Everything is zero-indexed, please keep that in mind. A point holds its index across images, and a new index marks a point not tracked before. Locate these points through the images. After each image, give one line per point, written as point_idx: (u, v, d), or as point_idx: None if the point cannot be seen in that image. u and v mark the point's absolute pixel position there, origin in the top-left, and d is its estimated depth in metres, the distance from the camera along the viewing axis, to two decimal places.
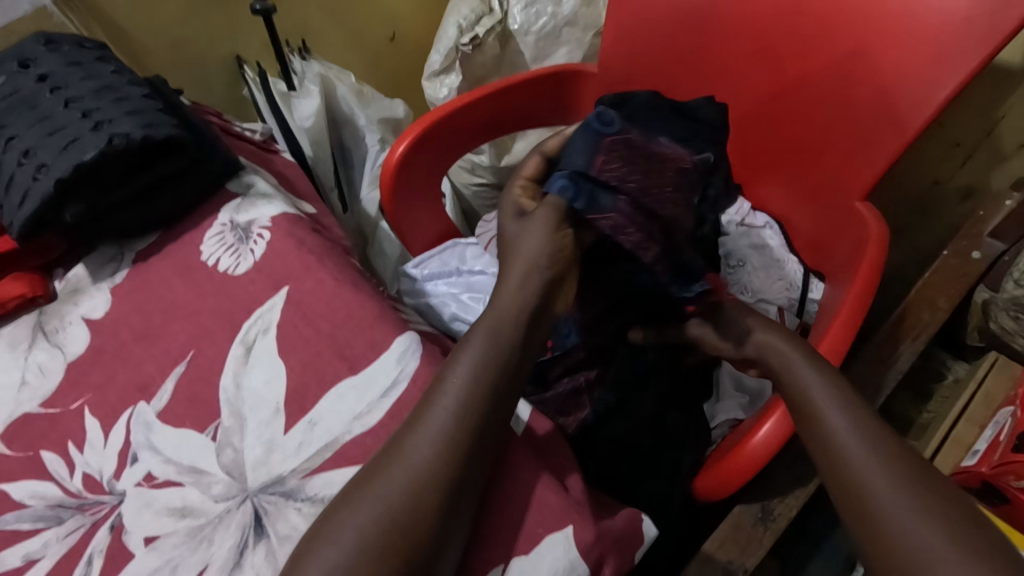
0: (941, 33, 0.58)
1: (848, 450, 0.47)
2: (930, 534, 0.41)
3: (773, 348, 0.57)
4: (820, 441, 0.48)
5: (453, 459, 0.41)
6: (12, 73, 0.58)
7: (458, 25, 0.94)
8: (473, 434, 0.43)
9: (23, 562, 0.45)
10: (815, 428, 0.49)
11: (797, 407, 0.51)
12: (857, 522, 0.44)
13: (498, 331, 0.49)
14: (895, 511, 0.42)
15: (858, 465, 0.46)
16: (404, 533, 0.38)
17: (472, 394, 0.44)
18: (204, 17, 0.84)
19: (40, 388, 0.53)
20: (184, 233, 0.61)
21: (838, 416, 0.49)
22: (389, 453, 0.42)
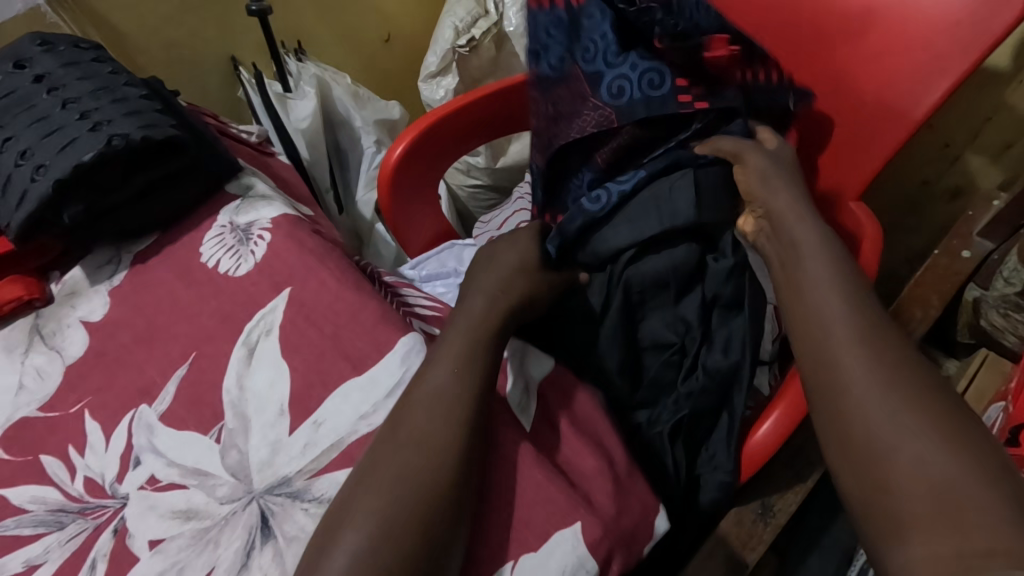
0: (932, 36, 0.59)
1: (839, 340, 0.46)
2: (906, 421, 0.40)
3: (788, 232, 0.55)
4: (810, 334, 0.48)
5: (460, 437, 0.43)
6: (8, 73, 0.57)
7: (455, 27, 0.94)
8: (473, 415, 0.45)
9: (24, 567, 0.44)
10: (811, 324, 0.48)
11: (796, 299, 0.51)
12: (832, 409, 0.44)
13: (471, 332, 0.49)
14: (865, 396, 0.42)
15: (847, 357, 0.45)
16: (417, 508, 0.40)
17: (466, 374, 0.46)
18: (199, 17, 0.84)
19: (39, 392, 0.53)
20: (184, 234, 0.60)
21: (837, 306, 0.48)
22: (384, 450, 0.43)
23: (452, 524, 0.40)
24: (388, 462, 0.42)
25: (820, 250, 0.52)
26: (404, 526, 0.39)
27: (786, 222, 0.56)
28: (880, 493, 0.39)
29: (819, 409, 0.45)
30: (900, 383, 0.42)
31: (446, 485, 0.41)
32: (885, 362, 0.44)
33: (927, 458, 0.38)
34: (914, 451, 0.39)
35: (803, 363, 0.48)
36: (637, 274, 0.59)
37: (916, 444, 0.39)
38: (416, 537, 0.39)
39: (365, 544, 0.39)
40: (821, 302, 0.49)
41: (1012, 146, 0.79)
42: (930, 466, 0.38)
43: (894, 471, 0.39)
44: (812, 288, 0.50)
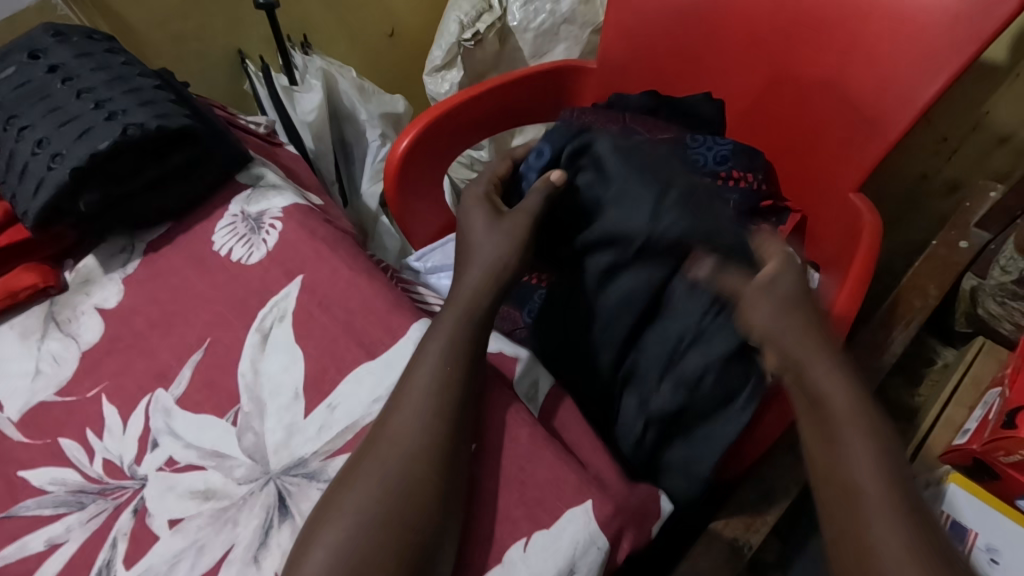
0: (932, 29, 0.60)
1: (877, 521, 0.38)
2: None
3: (811, 372, 0.46)
4: (844, 494, 0.40)
5: (447, 427, 0.43)
6: (22, 64, 0.58)
7: (459, 21, 0.95)
8: (457, 403, 0.44)
9: (46, 547, 0.45)
10: (850, 491, 0.40)
11: (818, 442, 0.43)
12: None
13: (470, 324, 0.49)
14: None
15: (873, 516, 0.39)
16: (397, 507, 0.40)
17: (461, 364, 0.46)
18: (208, 11, 0.85)
19: (55, 377, 0.53)
20: (196, 223, 0.61)
21: (865, 453, 0.41)
22: (348, 478, 0.42)
23: (441, 521, 0.40)
24: (373, 458, 0.42)
25: (841, 384, 0.45)
26: (387, 529, 0.39)
27: (800, 358, 0.47)
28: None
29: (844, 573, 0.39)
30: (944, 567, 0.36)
31: (433, 479, 0.41)
32: (922, 534, 0.38)
33: None
34: None
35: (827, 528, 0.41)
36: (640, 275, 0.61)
37: None
38: (402, 533, 0.39)
39: (346, 540, 0.39)
40: (844, 450, 0.42)
41: (1009, 139, 0.80)
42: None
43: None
44: (852, 465, 0.41)
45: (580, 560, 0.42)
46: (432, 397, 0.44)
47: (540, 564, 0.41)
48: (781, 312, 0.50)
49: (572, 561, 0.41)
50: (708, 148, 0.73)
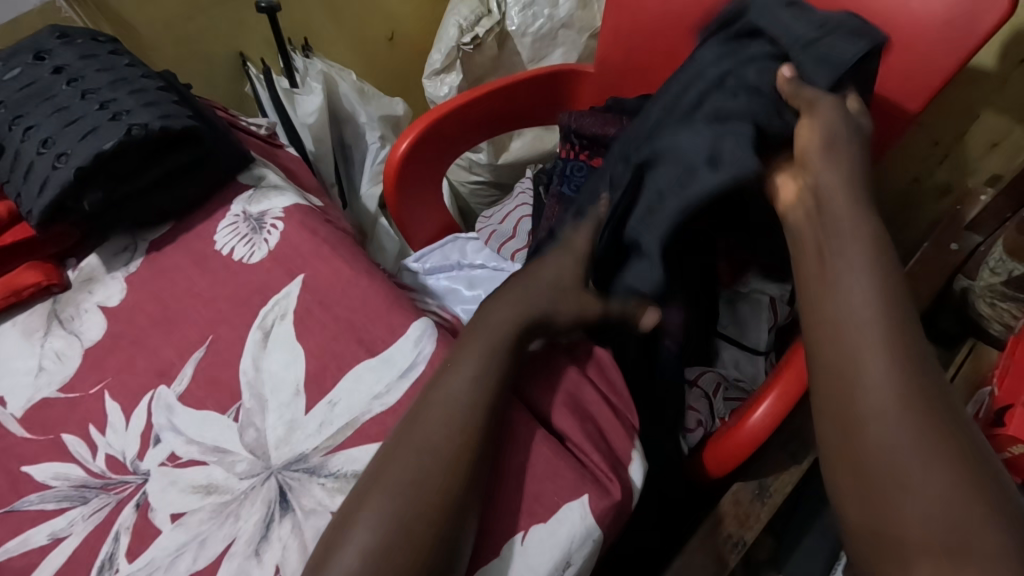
0: (922, 35, 0.61)
1: (862, 332, 0.44)
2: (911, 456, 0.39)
3: (829, 204, 0.50)
4: (840, 312, 0.45)
5: (473, 436, 0.43)
6: (27, 65, 0.59)
7: (459, 25, 0.96)
8: (484, 409, 0.45)
9: (49, 540, 0.46)
10: (841, 302, 0.46)
11: (822, 264, 0.48)
12: (836, 390, 0.44)
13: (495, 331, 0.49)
14: (872, 393, 0.42)
15: (861, 334, 0.44)
16: (423, 511, 0.40)
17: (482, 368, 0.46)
18: (209, 14, 0.85)
19: (58, 373, 0.54)
20: (198, 223, 0.62)
21: (865, 276, 0.46)
22: (372, 479, 0.42)
23: (462, 520, 0.41)
24: (397, 464, 0.42)
25: (860, 221, 0.49)
26: (412, 528, 0.40)
27: (832, 197, 0.51)
28: (864, 478, 0.41)
29: (822, 369, 0.45)
30: (913, 372, 0.42)
31: (456, 480, 0.42)
32: (903, 347, 0.43)
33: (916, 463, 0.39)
34: (903, 446, 0.40)
35: (812, 329, 0.47)
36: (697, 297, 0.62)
37: (907, 442, 0.40)
38: (428, 535, 0.40)
39: (374, 541, 0.39)
40: (848, 268, 0.47)
41: (999, 144, 0.82)
42: (929, 473, 0.39)
43: (894, 465, 0.40)
44: (849, 281, 0.46)
45: (576, 552, 0.42)
46: (464, 406, 0.44)
47: (536, 556, 0.42)
48: (824, 151, 0.53)
49: (568, 553, 0.42)
50: None
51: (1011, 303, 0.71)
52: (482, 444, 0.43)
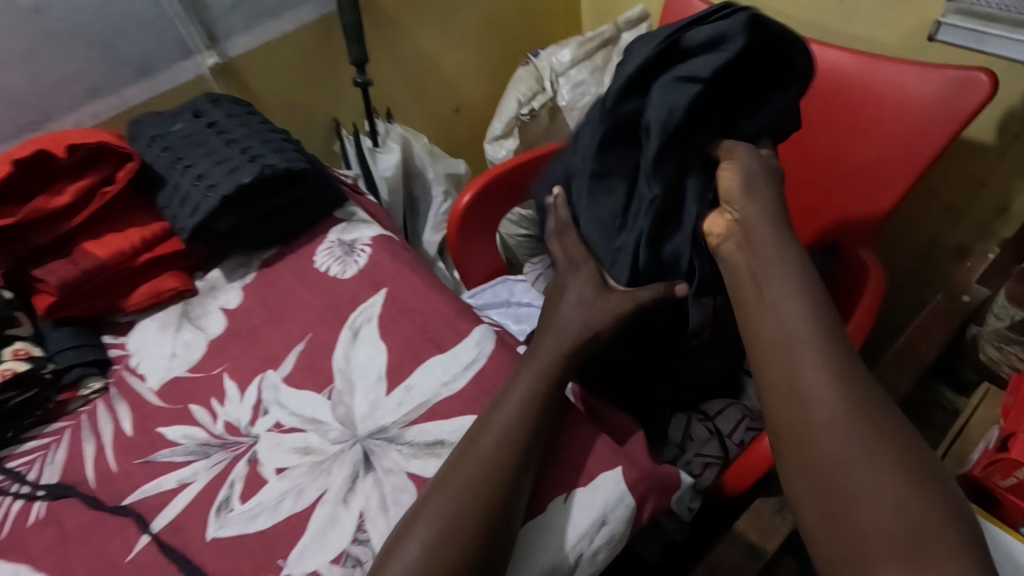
0: (917, 110, 0.72)
1: (805, 369, 0.49)
2: (873, 475, 0.44)
3: (759, 237, 0.55)
4: (778, 346, 0.51)
5: (520, 460, 0.49)
6: (188, 120, 0.76)
7: (518, 99, 1.13)
8: (528, 447, 0.50)
9: (177, 484, 0.56)
10: (783, 338, 0.51)
11: (769, 329, 0.52)
12: (791, 422, 0.48)
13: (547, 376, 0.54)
14: (825, 417, 0.47)
15: (801, 369, 0.49)
16: (491, 485, 0.48)
17: (534, 406, 0.52)
18: (315, 87, 1.04)
19: (188, 358, 0.67)
20: (302, 247, 0.76)
21: (796, 309, 0.51)
22: (432, 494, 0.48)
23: (506, 531, 0.47)
24: (450, 482, 0.48)
25: (789, 264, 0.53)
26: (460, 541, 0.45)
27: (755, 231, 0.55)
28: (845, 533, 0.44)
29: (771, 397, 0.50)
30: (853, 395, 0.47)
31: (503, 498, 0.47)
32: (841, 378, 0.48)
33: (880, 484, 0.44)
34: (864, 465, 0.44)
35: (756, 359, 0.52)
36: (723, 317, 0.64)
37: (868, 460, 0.44)
38: (476, 545, 0.45)
39: (428, 549, 0.45)
40: (779, 297, 0.52)
41: (1006, 211, 0.89)
42: (880, 489, 0.43)
43: (851, 488, 0.44)
44: (781, 315, 0.51)
45: (610, 514, 0.50)
46: (524, 406, 0.52)
47: (575, 514, 0.50)
48: (745, 190, 0.56)
49: (604, 513, 0.50)
50: None
51: (1017, 346, 0.76)
52: (523, 476, 0.49)
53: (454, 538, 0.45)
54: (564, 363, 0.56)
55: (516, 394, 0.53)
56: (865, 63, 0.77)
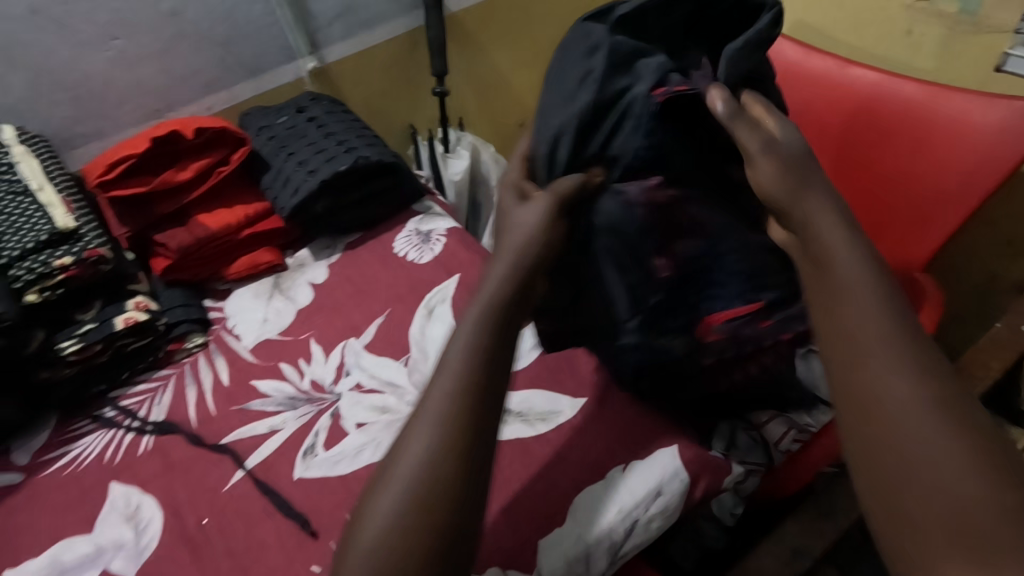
0: (983, 139, 0.74)
1: (860, 317, 0.40)
2: (935, 443, 0.35)
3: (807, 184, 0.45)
4: (835, 295, 0.41)
5: (465, 435, 0.40)
6: (291, 114, 0.84)
7: None
8: (471, 416, 0.41)
9: (268, 430, 0.62)
10: (837, 279, 0.42)
11: (817, 272, 0.43)
12: (844, 374, 0.40)
13: (488, 320, 0.44)
14: (882, 369, 0.38)
15: (855, 315, 0.40)
16: (440, 471, 0.39)
17: (473, 365, 0.42)
18: (397, 95, 1.12)
19: (278, 323, 0.74)
20: (383, 233, 0.83)
21: (853, 253, 0.42)
22: (375, 487, 0.41)
23: (460, 528, 0.38)
24: (391, 466, 0.40)
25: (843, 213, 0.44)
26: (405, 544, 0.37)
27: (815, 228, 0.44)
28: (898, 507, 0.35)
29: (827, 356, 0.41)
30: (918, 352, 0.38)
31: (455, 484, 0.39)
32: (906, 333, 0.39)
33: (946, 455, 0.35)
34: (930, 432, 0.36)
35: (811, 305, 0.43)
36: (697, 215, 0.49)
37: (936, 430, 0.36)
38: (423, 545, 0.38)
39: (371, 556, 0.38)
40: (833, 237, 0.43)
41: None
42: (945, 458, 0.35)
43: (908, 455, 0.36)
44: (834, 253, 0.42)
45: (666, 485, 0.53)
46: (467, 352, 0.43)
47: (632, 482, 0.53)
48: (784, 173, 0.45)
49: (659, 484, 0.53)
50: None
51: None
52: (471, 453, 0.40)
53: (394, 537, 0.38)
54: (511, 303, 0.45)
55: (452, 350, 0.44)
56: (931, 92, 0.79)
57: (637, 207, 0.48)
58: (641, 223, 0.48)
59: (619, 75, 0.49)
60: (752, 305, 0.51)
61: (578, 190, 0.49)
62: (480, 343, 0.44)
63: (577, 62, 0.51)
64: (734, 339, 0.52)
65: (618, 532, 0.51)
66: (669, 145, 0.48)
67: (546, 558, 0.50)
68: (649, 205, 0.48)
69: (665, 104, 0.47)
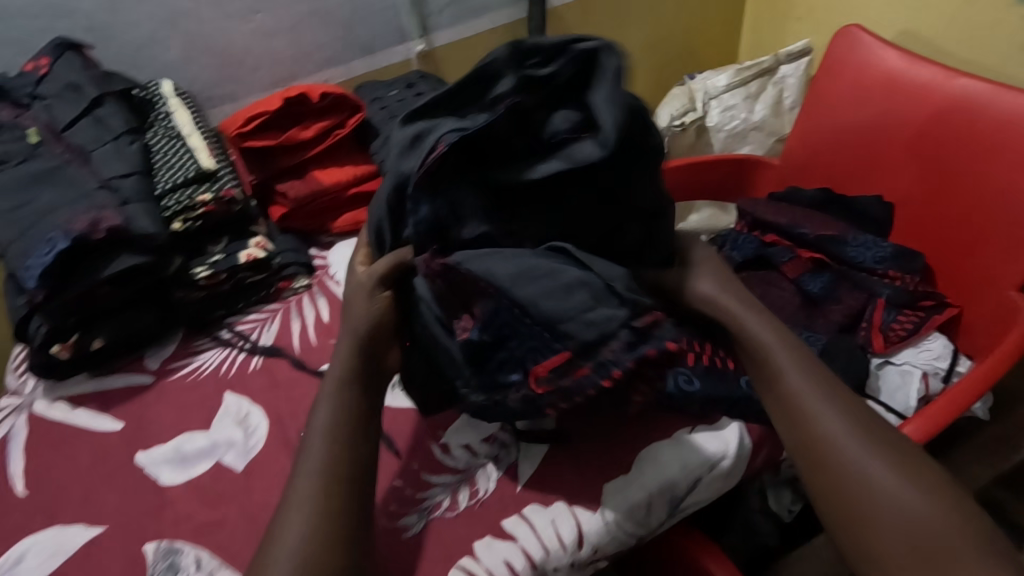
0: None
1: (817, 421, 0.46)
2: (925, 510, 0.41)
3: (739, 316, 0.51)
4: (791, 406, 0.47)
5: (333, 492, 0.45)
6: (402, 89, 0.92)
7: (671, 114, 1.22)
8: (342, 480, 0.46)
9: None
10: (790, 396, 0.47)
11: (773, 391, 0.48)
12: (827, 480, 0.44)
13: (347, 395, 0.49)
14: (860, 463, 0.44)
15: (816, 419, 0.46)
16: (325, 524, 0.44)
17: (336, 435, 0.48)
18: None
19: None
20: None
21: (793, 362, 0.48)
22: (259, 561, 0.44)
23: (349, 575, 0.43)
24: (278, 534, 0.44)
25: (780, 328, 0.50)
26: None
27: (773, 359, 0.48)
28: None
29: (803, 468, 0.46)
30: (875, 437, 0.45)
31: (338, 538, 0.44)
32: (862, 424, 0.45)
33: (933, 519, 0.41)
34: (914, 507, 0.42)
35: (776, 418, 0.48)
36: (486, 275, 0.44)
37: (918, 502, 0.42)
38: None
39: None
40: (778, 355, 0.48)
41: None
42: (934, 521, 0.41)
43: (907, 530, 0.41)
44: (781, 368, 0.48)
45: (731, 449, 0.55)
46: (322, 436, 0.48)
47: (697, 444, 0.56)
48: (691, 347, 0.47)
49: (725, 448, 0.55)
50: (870, 247, 0.85)
51: None
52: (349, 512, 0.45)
53: None
54: (357, 376, 0.50)
55: (315, 428, 0.48)
56: None
57: (432, 282, 0.47)
58: (437, 299, 0.48)
59: (410, 156, 0.47)
60: (562, 355, 0.44)
61: (394, 269, 0.51)
62: (332, 422, 0.48)
63: (397, 144, 0.48)
64: (560, 390, 0.45)
65: (680, 487, 0.54)
66: (449, 216, 0.46)
67: (609, 502, 0.53)
68: (439, 277, 0.46)
69: (433, 175, 0.45)
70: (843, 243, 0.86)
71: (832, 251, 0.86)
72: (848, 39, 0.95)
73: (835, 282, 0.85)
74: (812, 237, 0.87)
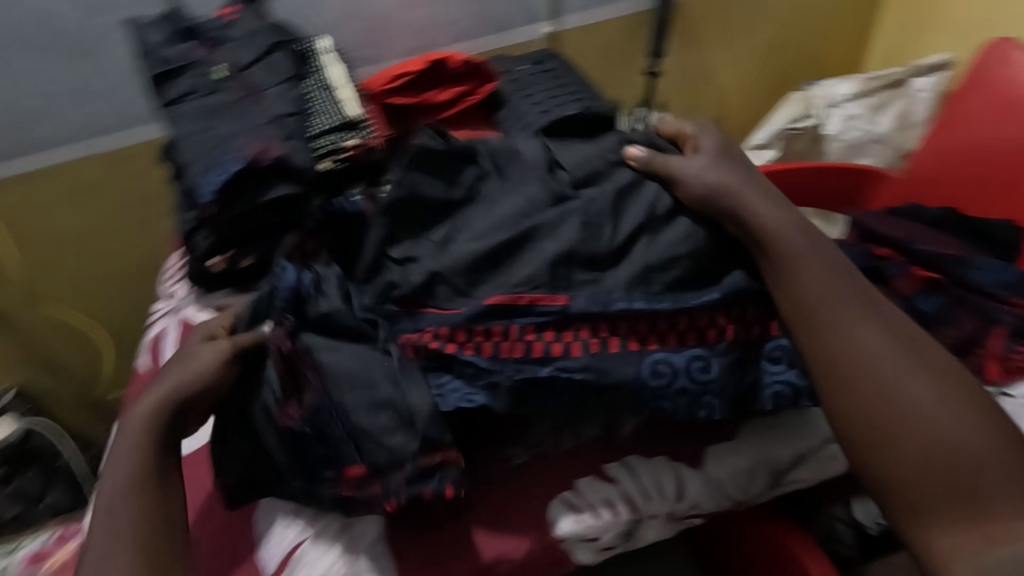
0: None
1: (831, 323, 0.54)
2: (925, 405, 0.50)
3: (762, 228, 0.59)
4: (809, 312, 0.55)
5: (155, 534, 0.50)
6: (532, 64, 0.96)
7: (790, 117, 1.20)
8: (157, 524, 0.51)
9: None
10: (804, 300, 0.56)
11: (792, 297, 0.57)
12: (835, 381, 0.53)
13: (159, 454, 0.54)
14: (869, 362, 0.52)
15: (828, 324, 0.54)
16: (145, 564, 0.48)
17: (151, 481, 0.52)
18: (607, 72, 1.21)
19: None
20: None
21: (807, 270, 0.57)
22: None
23: None
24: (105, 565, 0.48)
25: (799, 239, 0.58)
26: None
27: (789, 268, 0.57)
28: (908, 465, 0.49)
29: (814, 368, 0.54)
30: (885, 340, 0.53)
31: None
32: (874, 327, 0.54)
33: (933, 411, 0.49)
34: (916, 399, 0.50)
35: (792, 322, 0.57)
36: (324, 365, 0.57)
37: (919, 396, 0.50)
38: None
39: None
40: (797, 264, 0.57)
41: None
42: (936, 414, 0.49)
43: (912, 422, 0.49)
44: (798, 277, 0.57)
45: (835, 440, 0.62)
46: (128, 493, 0.51)
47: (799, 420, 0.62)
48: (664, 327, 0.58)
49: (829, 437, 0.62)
50: (993, 270, 0.76)
51: None
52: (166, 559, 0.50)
53: None
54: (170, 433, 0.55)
55: (123, 478, 0.52)
56: None
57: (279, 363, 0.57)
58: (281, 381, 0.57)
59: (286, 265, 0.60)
60: (361, 468, 0.56)
61: (250, 347, 0.58)
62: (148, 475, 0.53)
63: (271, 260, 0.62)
64: (365, 497, 0.56)
65: (781, 460, 0.61)
66: (316, 290, 0.59)
67: (713, 462, 0.60)
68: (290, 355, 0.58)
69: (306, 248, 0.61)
70: (965, 263, 0.77)
71: (954, 272, 0.77)
72: (999, 53, 0.93)
73: (947, 306, 0.75)
74: (926, 254, 0.78)
